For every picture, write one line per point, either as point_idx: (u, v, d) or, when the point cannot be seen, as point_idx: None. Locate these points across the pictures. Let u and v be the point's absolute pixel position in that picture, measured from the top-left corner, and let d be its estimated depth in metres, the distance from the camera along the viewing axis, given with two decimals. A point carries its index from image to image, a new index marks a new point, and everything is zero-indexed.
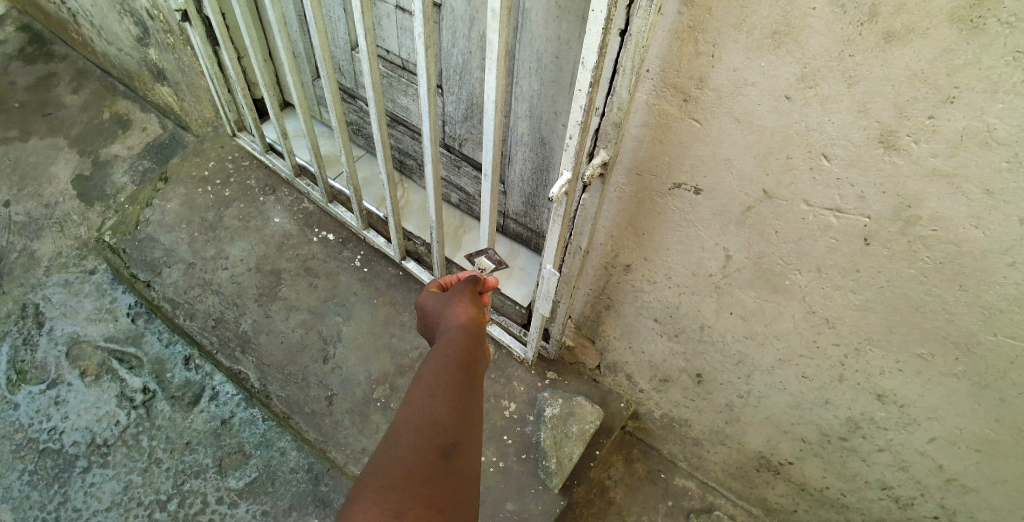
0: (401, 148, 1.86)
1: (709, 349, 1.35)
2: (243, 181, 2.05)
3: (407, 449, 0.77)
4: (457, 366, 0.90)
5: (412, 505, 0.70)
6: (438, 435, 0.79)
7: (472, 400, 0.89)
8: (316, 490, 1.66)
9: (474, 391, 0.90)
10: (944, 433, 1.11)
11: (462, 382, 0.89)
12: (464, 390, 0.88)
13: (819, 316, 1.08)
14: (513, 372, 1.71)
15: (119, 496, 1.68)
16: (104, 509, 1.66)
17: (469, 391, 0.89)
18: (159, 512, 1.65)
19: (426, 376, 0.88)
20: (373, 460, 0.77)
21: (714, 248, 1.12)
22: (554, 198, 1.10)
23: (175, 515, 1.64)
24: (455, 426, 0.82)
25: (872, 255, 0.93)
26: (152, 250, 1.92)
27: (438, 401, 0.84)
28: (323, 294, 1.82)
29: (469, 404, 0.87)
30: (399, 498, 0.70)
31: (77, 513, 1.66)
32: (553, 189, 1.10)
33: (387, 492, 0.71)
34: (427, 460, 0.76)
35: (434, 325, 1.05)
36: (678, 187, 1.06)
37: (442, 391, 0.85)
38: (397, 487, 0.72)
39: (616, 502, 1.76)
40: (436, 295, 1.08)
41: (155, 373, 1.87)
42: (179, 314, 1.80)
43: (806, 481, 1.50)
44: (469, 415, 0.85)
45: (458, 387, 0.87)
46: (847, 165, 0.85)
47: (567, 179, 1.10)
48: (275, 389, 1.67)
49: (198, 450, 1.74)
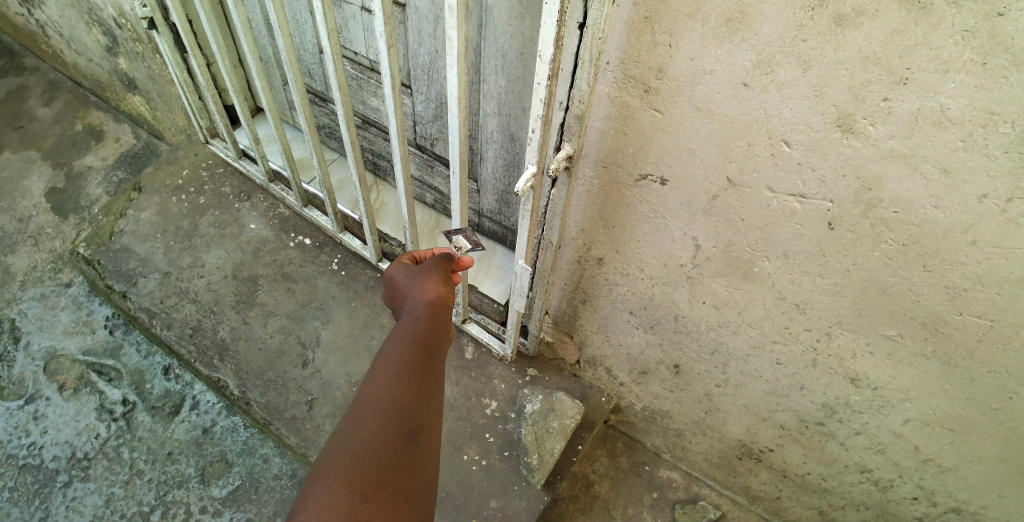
0: (374, 150, 1.84)
1: (685, 339, 1.35)
2: (218, 188, 2.04)
3: (372, 431, 0.77)
4: (422, 347, 0.91)
5: (377, 491, 0.71)
6: (402, 419, 0.80)
7: (434, 382, 0.90)
8: None
9: (436, 371, 0.91)
10: (918, 413, 1.11)
11: (426, 363, 0.90)
12: (427, 369, 0.89)
13: (789, 302, 1.09)
14: (493, 371, 1.71)
15: (101, 509, 1.66)
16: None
17: (432, 370, 0.90)
18: None
19: (392, 354, 0.88)
20: (336, 441, 0.77)
21: (683, 238, 1.11)
22: (520, 193, 1.08)
23: None
24: (419, 410, 0.83)
25: (837, 240, 0.94)
26: (127, 260, 1.90)
27: (403, 382, 0.84)
28: (301, 298, 1.81)
29: (431, 382, 0.88)
30: (364, 483, 0.71)
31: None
32: (519, 184, 1.08)
33: (352, 477, 0.71)
34: (391, 443, 0.77)
35: (403, 301, 1.06)
36: (645, 178, 1.06)
37: (407, 373, 0.86)
38: (360, 470, 0.72)
39: (601, 496, 1.78)
40: (408, 270, 1.09)
41: (134, 384, 1.85)
42: (156, 324, 1.78)
43: (787, 467, 1.50)
44: (431, 396, 0.87)
45: (422, 369, 0.88)
46: (808, 149, 0.85)
47: (533, 173, 1.08)
48: (255, 396, 1.65)
49: (180, 460, 1.73)
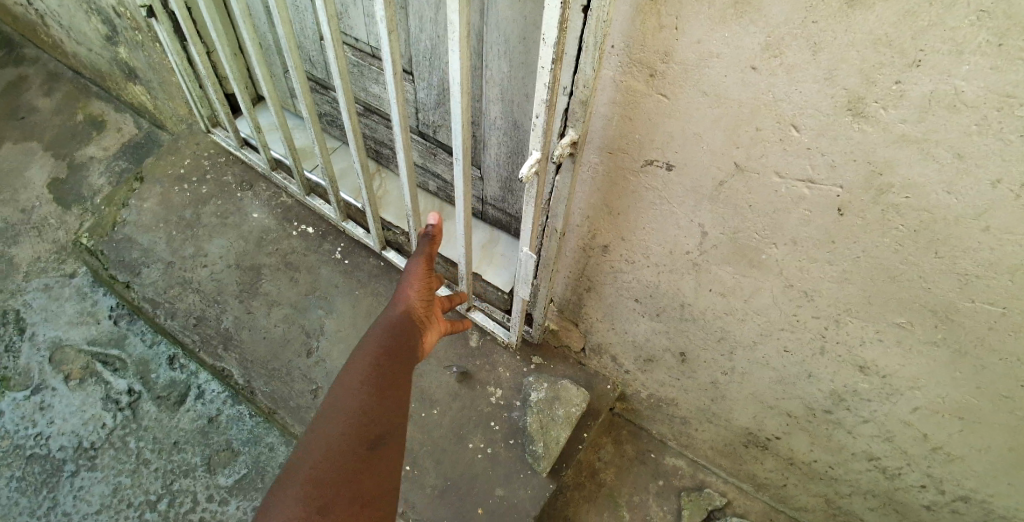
0: (376, 138, 1.83)
1: (691, 327, 1.34)
2: (220, 177, 2.03)
3: (333, 442, 0.87)
4: (390, 358, 0.99)
5: (334, 500, 0.82)
6: (363, 430, 0.90)
7: (402, 390, 0.98)
8: None
9: (405, 379, 1.00)
10: (926, 402, 1.10)
11: (393, 374, 0.97)
12: (393, 380, 0.97)
13: (798, 290, 1.07)
14: (497, 359, 1.71)
15: (108, 498, 1.67)
16: (94, 512, 1.65)
17: (399, 379, 0.98)
18: (149, 513, 1.64)
19: (358, 366, 0.97)
20: (303, 450, 0.88)
21: (689, 225, 1.10)
22: (524, 179, 1.06)
23: (165, 515, 1.64)
24: (382, 421, 0.92)
25: (847, 226, 0.92)
26: (130, 250, 1.89)
27: (367, 395, 0.93)
28: (304, 288, 1.80)
29: (396, 391, 0.96)
30: (323, 493, 0.82)
31: (66, 518, 1.65)
32: (523, 170, 1.06)
33: (312, 487, 0.82)
34: (350, 455, 0.86)
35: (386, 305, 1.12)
36: (650, 164, 1.04)
37: (372, 385, 0.94)
38: (319, 482, 0.82)
39: (607, 484, 1.80)
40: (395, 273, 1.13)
41: (140, 374, 1.86)
42: (160, 314, 1.78)
43: (794, 455, 1.50)
44: (396, 404, 0.96)
45: (388, 379, 0.96)
46: (818, 134, 0.84)
47: (537, 159, 1.06)
48: (260, 385, 1.66)
49: (186, 449, 1.73)
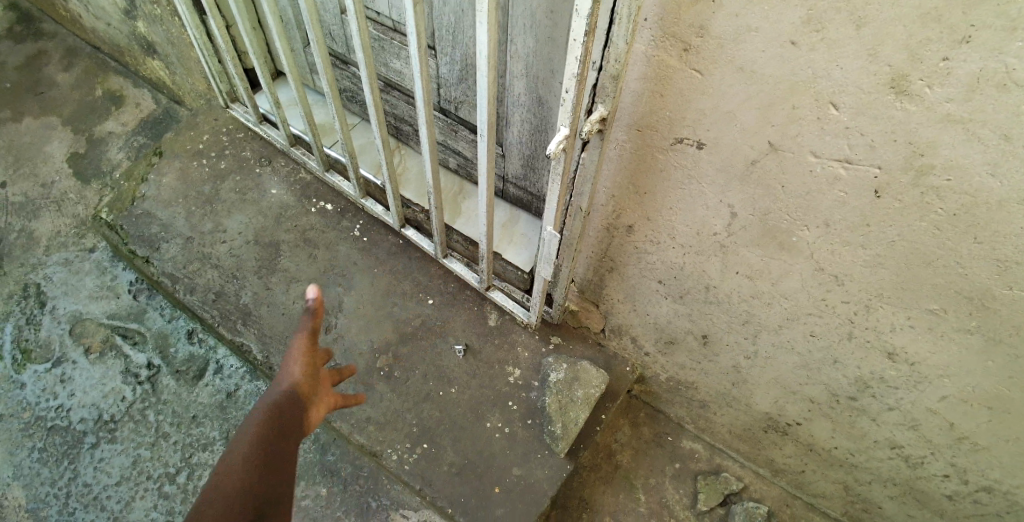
0: (396, 114, 1.81)
1: (714, 310, 1.32)
2: (238, 153, 2.03)
3: None
4: (274, 444, 0.82)
5: None
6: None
7: (286, 481, 0.82)
8: (323, 460, 1.70)
9: (290, 467, 0.83)
10: (955, 391, 1.08)
11: (273, 462, 0.81)
12: (276, 468, 0.81)
13: (828, 274, 1.05)
14: (516, 339, 1.71)
15: (127, 470, 1.70)
16: (114, 483, 1.69)
17: (284, 467, 0.82)
18: (168, 485, 1.67)
19: (212, 507, 0.73)
20: None
21: (718, 206, 1.07)
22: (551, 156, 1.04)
23: (184, 487, 1.67)
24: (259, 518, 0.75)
25: (882, 209, 0.89)
26: (149, 225, 1.90)
27: (241, 488, 0.76)
28: (323, 265, 1.81)
29: (280, 482, 0.80)
30: None
31: (87, 489, 1.68)
32: (550, 146, 1.04)
33: None
34: None
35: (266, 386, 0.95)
36: (680, 142, 1.02)
37: (248, 476, 0.77)
38: None
39: (623, 466, 1.80)
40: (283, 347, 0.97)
41: (159, 348, 1.88)
42: (179, 289, 1.79)
43: (814, 441, 1.49)
44: (279, 498, 0.79)
45: (269, 469, 0.80)
46: (857, 113, 0.81)
47: (565, 135, 1.04)
48: (279, 361, 1.67)
49: (204, 422, 1.76)
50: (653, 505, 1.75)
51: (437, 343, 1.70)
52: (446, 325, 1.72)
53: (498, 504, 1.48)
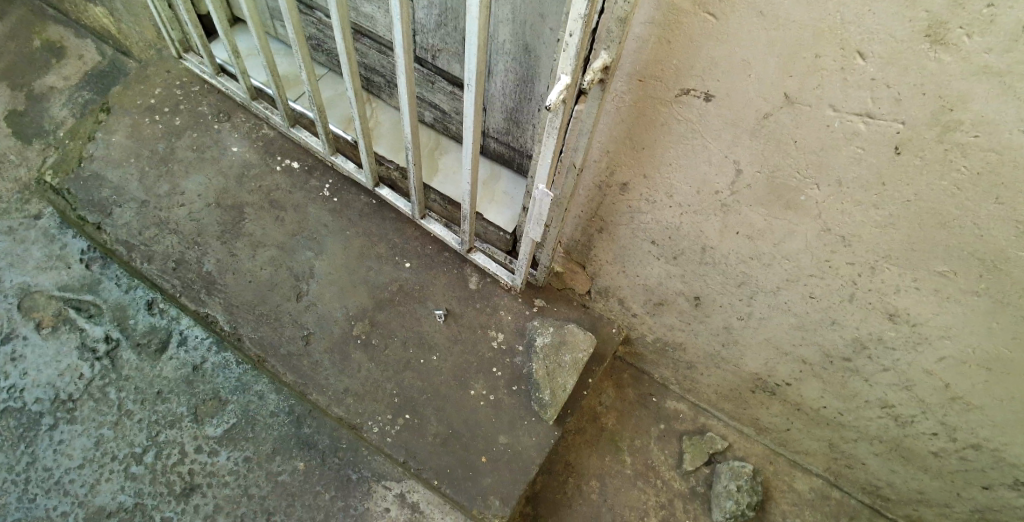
0: (367, 65, 1.67)
1: (709, 271, 1.28)
2: (194, 108, 1.87)
3: None
4: None
5: None
6: None
7: None
8: (299, 432, 1.64)
9: None
10: (955, 352, 1.07)
11: None
12: None
13: (834, 235, 0.99)
14: (499, 302, 1.64)
15: (91, 451, 1.61)
16: (77, 466, 1.60)
17: None
18: (135, 466, 1.59)
19: None
20: None
21: (722, 162, 1.01)
22: (551, 108, 0.93)
23: (153, 467, 1.59)
24: None
25: (902, 168, 0.84)
26: (99, 189, 1.74)
27: None
28: (291, 228, 1.70)
29: None
30: None
31: (47, 473, 1.59)
32: (551, 96, 0.93)
33: None
34: None
35: None
36: (686, 93, 0.94)
37: None
38: None
39: (608, 428, 1.79)
40: None
41: (117, 320, 1.77)
42: (135, 258, 1.65)
43: (803, 401, 1.49)
44: None
45: None
46: (884, 64, 0.74)
47: (567, 83, 0.93)
48: (247, 331, 1.57)
49: (170, 399, 1.67)
50: (639, 466, 1.75)
51: (416, 308, 1.62)
52: (425, 288, 1.64)
53: (485, 474, 1.44)
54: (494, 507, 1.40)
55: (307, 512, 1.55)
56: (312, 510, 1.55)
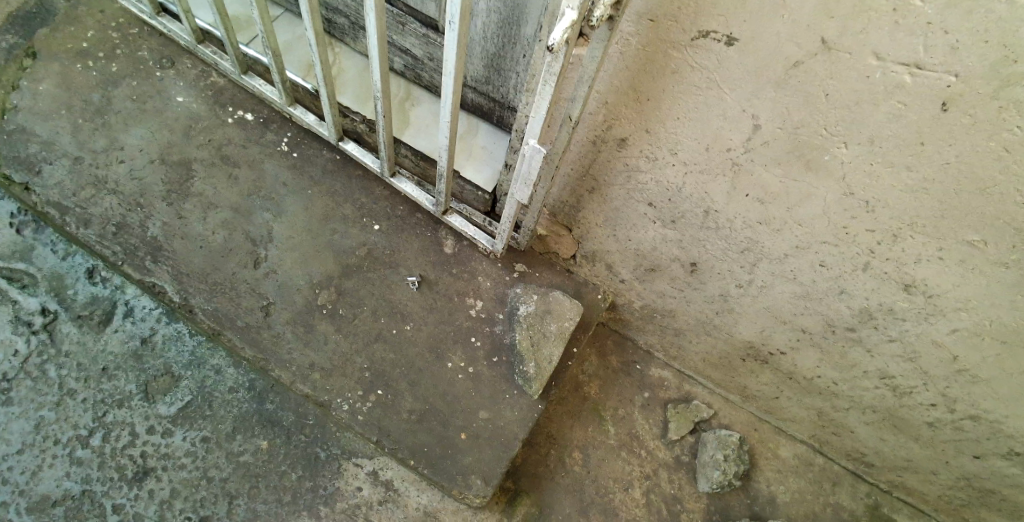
0: (328, 3, 1.49)
1: (710, 235, 1.18)
2: (132, 52, 1.66)
3: None
4: None
5: None
6: None
7: None
8: (262, 409, 1.53)
9: None
10: (969, 324, 1.01)
11: None
12: None
13: (856, 199, 0.90)
14: (477, 267, 1.52)
15: (30, 435, 1.48)
16: (15, 452, 1.46)
17: None
18: (81, 449, 1.47)
19: None
20: None
21: (739, 117, 0.89)
22: (553, 50, 0.80)
23: (101, 451, 1.47)
24: None
25: (945, 126, 0.74)
26: (25, 144, 1.54)
27: None
28: (246, 187, 1.54)
29: None
30: None
31: None
32: (553, 36, 0.79)
33: None
34: None
35: None
36: (705, 36, 0.81)
37: None
38: None
39: (591, 398, 1.73)
40: None
41: (54, 291, 1.59)
42: (69, 222, 1.47)
43: (796, 370, 1.44)
44: None
45: None
46: (946, 5, 0.63)
47: (572, 21, 0.78)
48: (200, 302, 1.42)
49: (117, 376, 1.53)
50: (624, 437, 1.69)
51: (388, 274, 1.49)
52: (396, 253, 1.52)
53: (464, 452, 1.36)
54: (474, 487, 1.33)
55: (272, 494, 1.45)
56: (277, 492, 1.46)
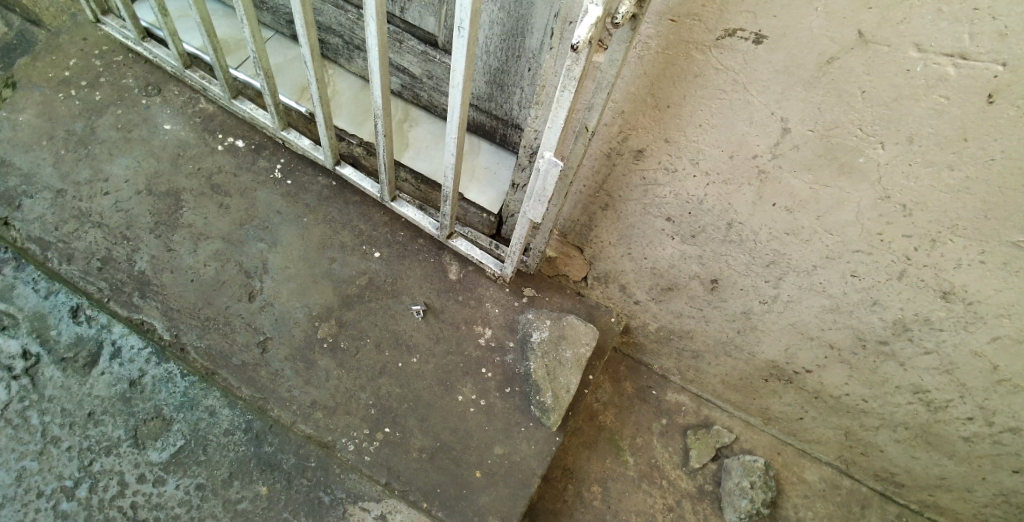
0: (321, 23, 1.46)
1: (732, 249, 1.14)
2: (117, 80, 1.61)
3: None
4: None
5: None
6: None
7: None
8: (260, 452, 1.26)
9: None
10: (1013, 331, 0.96)
11: None
12: None
13: (893, 203, 0.86)
14: (484, 293, 1.46)
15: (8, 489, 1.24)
16: None
17: None
18: (65, 503, 1.23)
19: None
20: None
21: (766, 120, 0.86)
22: (578, 49, 0.74)
23: (87, 504, 1.23)
24: None
25: (990, 120, 0.70)
26: (3, 177, 1.46)
27: None
28: (238, 217, 1.47)
29: None
30: None
31: None
32: (577, 35, 0.73)
33: None
34: None
35: None
36: (731, 35, 0.78)
37: None
38: None
39: (607, 426, 1.65)
40: None
41: (35, 332, 1.35)
42: (51, 258, 1.39)
43: (822, 388, 1.38)
44: None
45: None
46: None
47: (595, 17, 0.73)
48: (191, 339, 1.34)
49: (104, 421, 1.29)
50: (643, 467, 1.61)
51: (390, 304, 1.42)
52: (398, 280, 1.45)
53: (480, 492, 1.26)
54: None
55: None
56: None
